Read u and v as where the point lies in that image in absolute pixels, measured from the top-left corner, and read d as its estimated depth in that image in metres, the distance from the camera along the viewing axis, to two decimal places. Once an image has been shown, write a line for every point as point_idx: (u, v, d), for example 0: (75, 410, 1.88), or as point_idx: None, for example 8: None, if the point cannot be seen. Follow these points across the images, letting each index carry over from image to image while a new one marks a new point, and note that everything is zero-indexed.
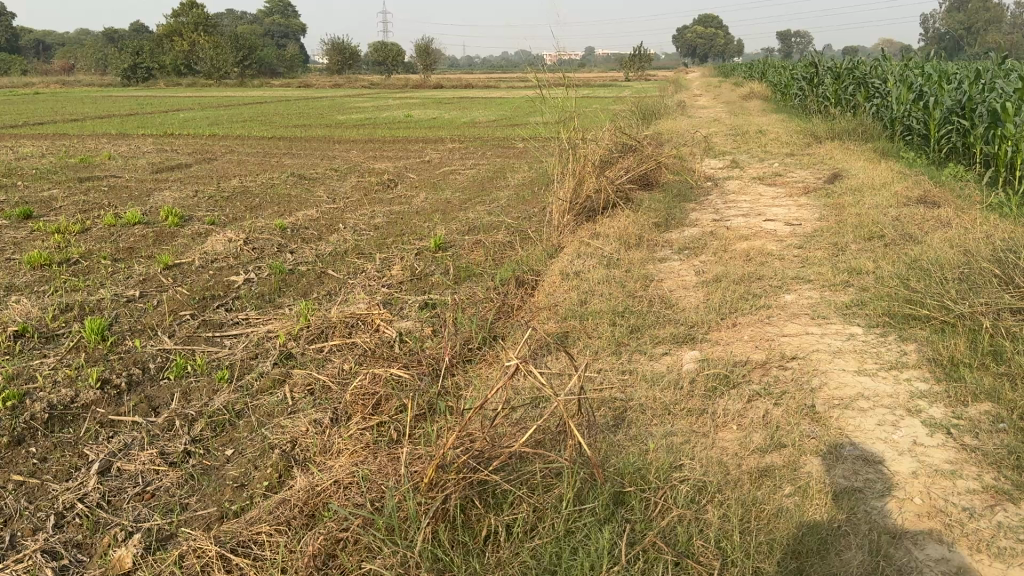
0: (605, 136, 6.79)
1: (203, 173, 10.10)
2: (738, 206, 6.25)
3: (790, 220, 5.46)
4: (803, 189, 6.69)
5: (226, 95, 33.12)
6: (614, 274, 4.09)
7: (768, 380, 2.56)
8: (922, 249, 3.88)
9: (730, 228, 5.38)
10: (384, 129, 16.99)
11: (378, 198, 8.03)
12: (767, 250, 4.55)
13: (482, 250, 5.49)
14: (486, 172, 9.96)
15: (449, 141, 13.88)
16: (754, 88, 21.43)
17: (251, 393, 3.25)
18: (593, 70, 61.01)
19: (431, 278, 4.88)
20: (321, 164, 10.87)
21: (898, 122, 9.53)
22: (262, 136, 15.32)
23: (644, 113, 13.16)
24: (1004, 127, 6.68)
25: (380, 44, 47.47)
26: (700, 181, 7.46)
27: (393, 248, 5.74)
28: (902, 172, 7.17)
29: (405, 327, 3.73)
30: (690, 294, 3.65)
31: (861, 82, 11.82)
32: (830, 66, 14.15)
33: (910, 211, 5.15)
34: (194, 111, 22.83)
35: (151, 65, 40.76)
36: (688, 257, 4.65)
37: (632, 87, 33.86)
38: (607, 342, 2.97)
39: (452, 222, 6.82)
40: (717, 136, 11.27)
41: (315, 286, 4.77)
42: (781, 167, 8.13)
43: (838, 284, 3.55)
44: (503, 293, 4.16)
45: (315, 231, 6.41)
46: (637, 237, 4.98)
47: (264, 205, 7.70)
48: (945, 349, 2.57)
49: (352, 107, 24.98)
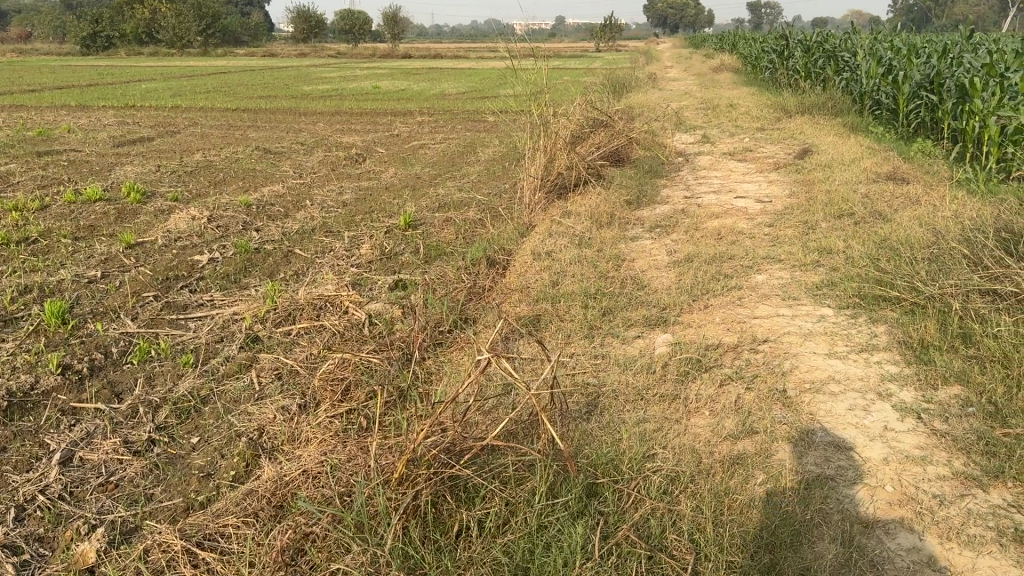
0: (576, 111, 6.74)
1: (166, 148, 9.88)
2: (709, 182, 6.25)
3: (761, 197, 5.46)
4: (773, 165, 6.70)
5: (189, 65, 32.47)
6: (585, 254, 4.06)
7: (739, 364, 2.56)
8: (892, 228, 3.90)
9: (702, 205, 5.37)
10: (352, 100, 16.75)
11: (346, 174, 7.92)
12: (739, 229, 4.55)
13: (453, 229, 5.43)
14: (456, 146, 9.86)
15: (419, 114, 13.71)
16: (725, 60, 21.44)
17: (216, 378, 3.18)
18: (563, 41, 60.68)
19: (401, 257, 4.82)
20: (287, 138, 10.68)
21: (868, 96, 9.58)
22: (226, 107, 15.04)
23: (615, 86, 13.10)
24: (972, 102, 6.73)
25: (348, 13, 46.71)
26: (671, 157, 7.44)
27: (362, 225, 5.66)
28: (872, 147, 7.21)
29: (374, 309, 3.68)
30: (661, 275, 3.64)
31: (830, 56, 11.85)
32: (799, 38, 14.16)
33: (879, 188, 5.17)
34: (157, 81, 22.33)
35: (111, 34, 39.79)
36: (660, 235, 4.64)
37: (602, 58, 33.71)
38: (578, 324, 2.95)
39: (422, 198, 6.74)
40: (688, 110, 11.25)
41: (282, 266, 4.69)
42: (751, 142, 8.14)
43: (809, 263, 3.56)
44: (474, 274, 4.12)
45: (282, 208, 6.30)
46: (609, 216, 4.96)
47: (229, 180, 7.55)
48: (916, 331, 2.58)
49: (320, 77, 24.61)
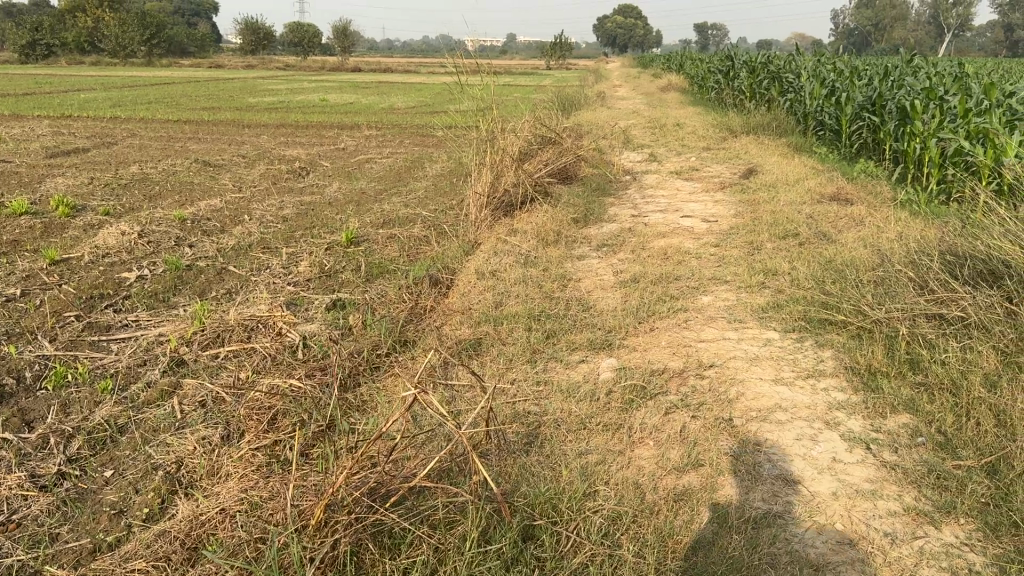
0: (524, 127, 6.67)
1: (101, 159, 9.54)
2: (656, 200, 6.23)
3: (707, 217, 5.45)
4: (719, 184, 6.72)
5: (131, 74, 31.76)
6: (531, 273, 3.95)
7: (685, 391, 2.46)
8: (837, 249, 3.89)
9: (649, 224, 5.33)
10: (298, 113, 16.48)
11: (288, 188, 7.72)
12: (685, 249, 4.50)
13: (396, 246, 5.29)
14: (403, 161, 9.72)
15: (366, 128, 13.54)
16: (672, 79, 21.75)
17: (136, 406, 2.99)
18: (513, 58, 61.10)
19: (341, 275, 4.66)
20: (229, 150, 10.43)
21: (811, 117, 9.73)
22: (167, 118, 14.67)
23: (564, 103, 13.12)
24: (913, 124, 6.87)
25: (297, 25, 46.29)
26: (618, 175, 7.41)
27: (302, 241, 5.49)
28: (816, 167, 7.29)
29: (309, 332, 3.52)
30: (607, 296, 3.55)
31: (774, 77, 12.05)
32: (745, 59, 14.38)
33: (823, 208, 5.20)
34: (96, 90, 21.71)
35: (51, 42, 38.69)
36: (607, 254, 4.57)
37: (552, 75, 33.93)
38: (519, 347, 2.83)
39: (366, 214, 6.59)
40: (636, 128, 11.32)
41: (215, 284, 4.49)
42: (698, 161, 8.16)
43: (755, 284, 3.50)
44: (415, 294, 3.99)
45: (218, 223, 6.08)
46: (555, 233, 4.87)
47: (165, 194, 7.28)
48: (863, 357, 2.53)
49: (266, 90, 24.22)
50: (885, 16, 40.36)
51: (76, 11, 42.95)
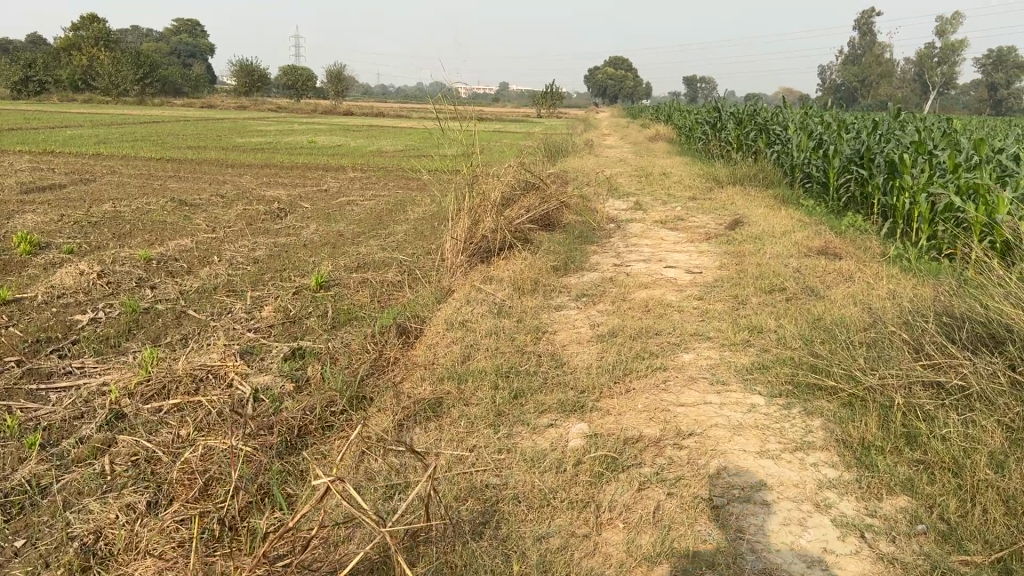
0: (506, 172, 6.52)
1: (75, 196, 9.31)
2: (640, 250, 6.05)
3: (691, 268, 5.28)
4: (704, 234, 6.56)
5: (121, 112, 31.70)
6: (503, 324, 3.74)
7: (661, 462, 2.23)
8: (825, 306, 3.71)
9: (631, 274, 5.14)
10: (284, 154, 16.36)
11: (264, 229, 7.50)
12: (667, 301, 4.30)
13: (368, 291, 5.08)
14: (385, 204, 9.54)
15: (351, 170, 13.41)
16: (660, 130, 21.87)
17: (63, 464, 2.72)
18: (503, 106, 61.70)
19: (306, 322, 4.43)
20: (209, 190, 10.23)
21: (798, 169, 9.67)
22: (150, 156, 14.49)
23: (551, 150, 13.05)
24: (902, 178, 6.79)
25: (290, 69, 46.64)
26: (602, 223, 7.25)
27: (270, 285, 5.26)
28: (803, 219, 7.17)
29: (263, 384, 3.28)
30: (582, 351, 3.33)
31: (761, 129, 12.04)
32: (732, 112, 14.43)
33: (811, 262, 5.03)
34: (83, 127, 21.58)
35: (44, 79, 38.72)
36: (586, 305, 4.36)
37: (543, 124, 34.18)
38: (483, 408, 2.61)
39: (340, 257, 6.38)
40: (622, 176, 11.23)
41: (172, 330, 4.24)
42: (683, 210, 8.02)
43: (739, 342, 3.30)
44: (380, 344, 3.76)
45: (186, 264, 5.85)
46: (533, 282, 4.67)
47: (135, 233, 7.05)
48: (856, 430, 2.32)
49: (255, 131, 24.18)
50: (870, 72, 41.06)
51: (70, 49, 43.12)
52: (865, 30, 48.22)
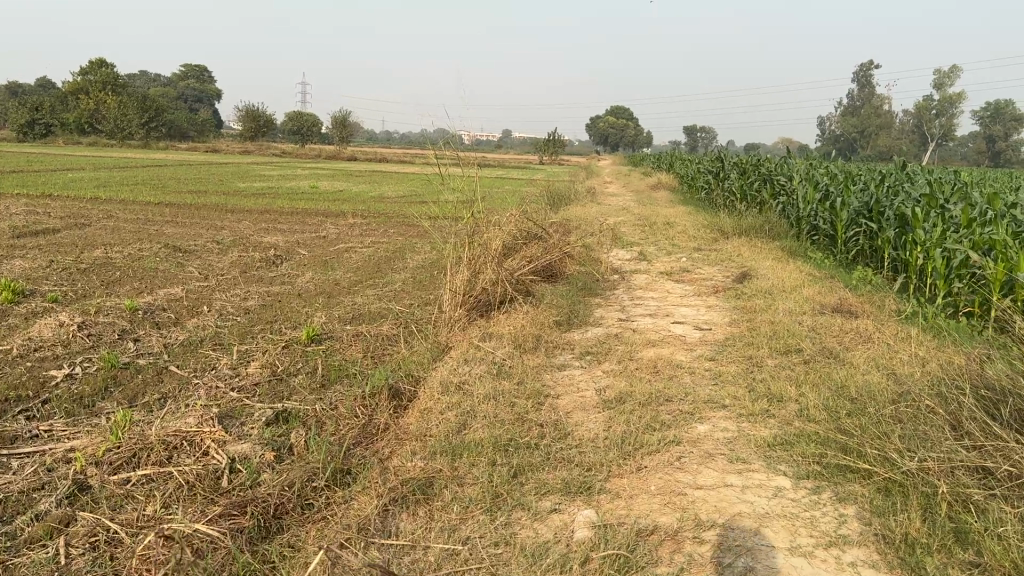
0: (507, 222, 6.33)
1: (69, 240, 9.14)
2: (646, 303, 5.83)
3: (700, 324, 5.04)
4: (711, 287, 6.35)
5: (125, 155, 31.79)
6: (503, 385, 3.49)
7: (679, 560, 1.98)
8: (848, 373, 3.47)
9: (637, 330, 4.91)
10: (284, 199, 16.24)
11: (258, 277, 7.30)
12: (677, 361, 4.06)
13: (362, 345, 4.84)
14: (384, 251, 9.35)
15: (351, 216, 13.26)
16: (661, 179, 21.84)
17: (14, 545, 2.46)
18: (505, 153, 62.21)
19: (294, 379, 4.19)
20: (204, 235, 10.05)
21: (804, 221, 9.51)
22: (149, 200, 14.36)
23: (553, 199, 12.92)
24: (914, 233, 6.61)
25: (295, 114, 47.03)
26: (606, 273, 7.04)
27: (259, 338, 5.02)
28: (813, 273, 6.97)
29: (241, 455, 3.04)
30: (588, 419, 3.08)
31: (765, 179, 11.92)
32: (735, 162, 14.36)
33: (826, 320, 4.80)
34: (85, 170, 21.56)
35: (50, 122, 38.97)
36: (590, 364, 4.12)
37: (545, 171, 34.30)
38: (479, 487, 2.36)
39: (335, 308, 6.16)
40: (626, 225, 11.06)
41: (150, 389, 4.00)
42: (688, 262, 7.82)
43: (758, 412, 3.05)
44: (371, 407, 3.51)
45: (173, 315, 5.63)
46: (535, 337, 4.44)
47: (124, 280, 6.84)
48: (898, 523, 2.07)
49: (258, 175, 24.18)
50: (869, 124, 41.38)
51: (78, 93, 43.61)
52: (864, 82, 48.72)
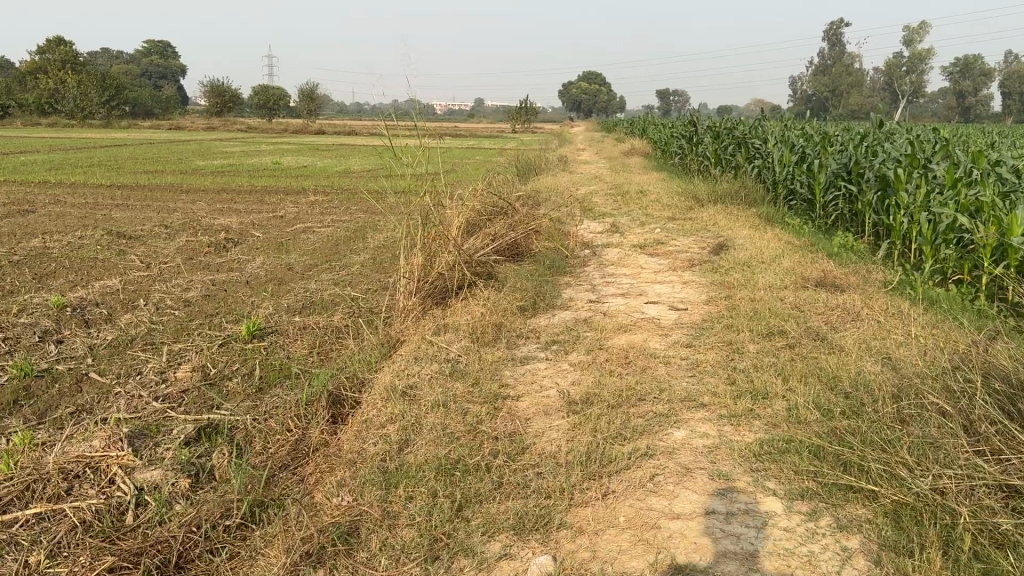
0: (467, 198, 5.90)
1: (6, 228, 8.56)
2: (617, 280, 5.45)
3: (676, 303, 4.67)
4: (686, 260, 5.98)
5: (84, 137, 30.80)
6: (456, 387, 3.09)
7: None
8: (839, 363, 3.12)
9: (608, 312, 4.53)
10: (246, 177, 15.63)
11: (205, 264, 6.81)
12: (650, 349, 3.68)
13: (308, 340, 4.42)
14: (345, 230, 8.88)
15: (313, 193, 12.73)
16: (634, 144, 21.41)
17: None
18: (476, 122, 61.34)
19: (228, 385, 3.77)
20: (153, 219, 9.51)
21: (781, 185, 9.19)
22: (101, 183, 13.70)
23: (523, 169, 12.48)
24: (897, 195, 6.29)
25: (261, 89, 45.93)
26: (575, 249, 6.63)
27: (196, 335, 4.59)
28: (792, 241, 6.64)
29: (151, 484, 2.63)
30: (549, 428, 2.70)
31: (740, 143, 11.56)
32: (708, 124, 13.97)
33: (810, 297, 4.44)
34: (39, 153, 20.71)
35: (6, 103, 37.66)
36: (556, 354, 3.74)
37: (516, 140, 33.71)
38: (414, 531, 1.97)
39: (284, 296, 5.72)
40: (598, 195, 10.66)
41: (65, 403, 3.56)
42: (662, 233, 7.43)
43: (741, 414, 2.69)
44: (305, 419, 3.11)
45: (106, 311, 5.16)
46: (495, 327, 4.04)
47: (58, 271, 6.33)
48: (914, 564, 1.72)
49: (221, 152, 23.43)
50: (840, 82, 41.19)
51: (35, 72, 42.27)
52: (835, 41, 48.36)
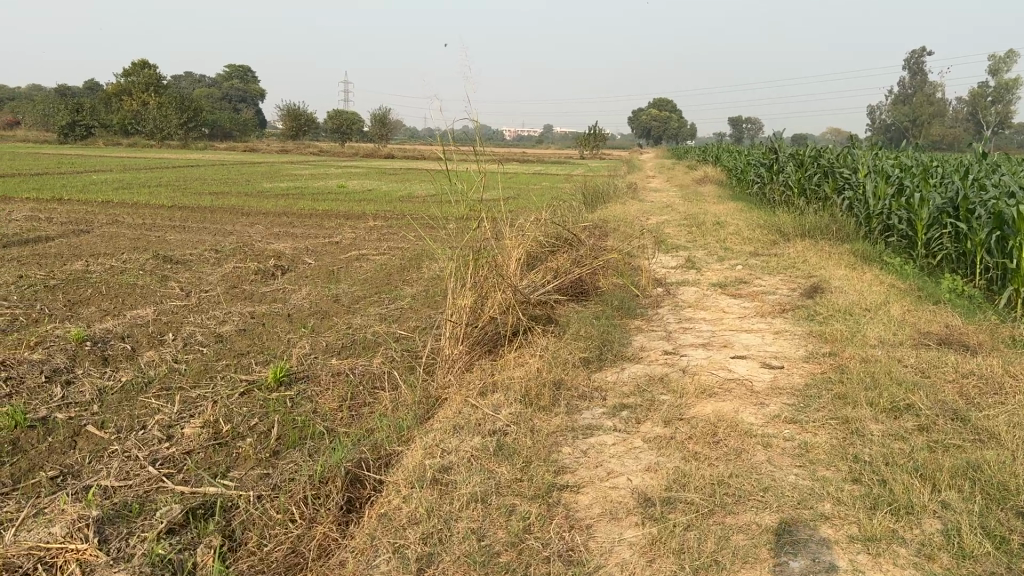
0: (529, 228, 5.30)
1: (56, 249, 8.30)
2: (697, 326, 4.76)
3: (769, 359, 3.96)
4: (776, 304, 5.25)
5: (159, 156, 31.40)
6: (500, 472, 2.47)
7: None
8: (1000, 464, 2.40)
9: (688, 367, 3.85)
10: (308, 200, 15.39)
11: (247, 294, 6.36)
12: (743, 423, 2.99)
13: (340, 389, 3.86)
14: (400, 258, 8.38)
15: (373, 218, 12.33)
16: (708, 172, 20.56)
17: None
18: (543, 148, 61.06)
19: (239, 447, 3.22)
20: (205, 242, 9.18)
21: (876, 219, 8.36)
22: (163, 204, 13.58)
23: (591, 197, 11.86)
24: (1018, 236, 5.45)
25: (334, 113, 46.52)
26: (648, 287, 5.95)
27: (218, 381, 4.08)
28: (895, 285, 5.85)
29: None
30: (619, 544, 2.05)
31: (827, 172, 10.74)
32: (790, 152, 13.16)
33: (936, 360, 3.68)
34: (113, 171, 20.91)
35: (91, 123, 38.89)
36: (628, 424, 3.08)
37: (585, 166, 33.09)
38: None
39: (325, 333, 5.20)
40: (671, 226, 9.95)
41: (51, 463, 3.05)
42: (744, 270, 6.70)
43: (880, 539, 2.00)
44: (314, 505, 2.52)
45: (130, 347, 4.71)
46: (554, 386, 3.41)
47: (92, 298, 5.94)
48: None
49: (289, 174, 23.38)
50: (922, 113, 39.55)
51: (121, 94, 43.56)
52: (916, 69, 46.54)
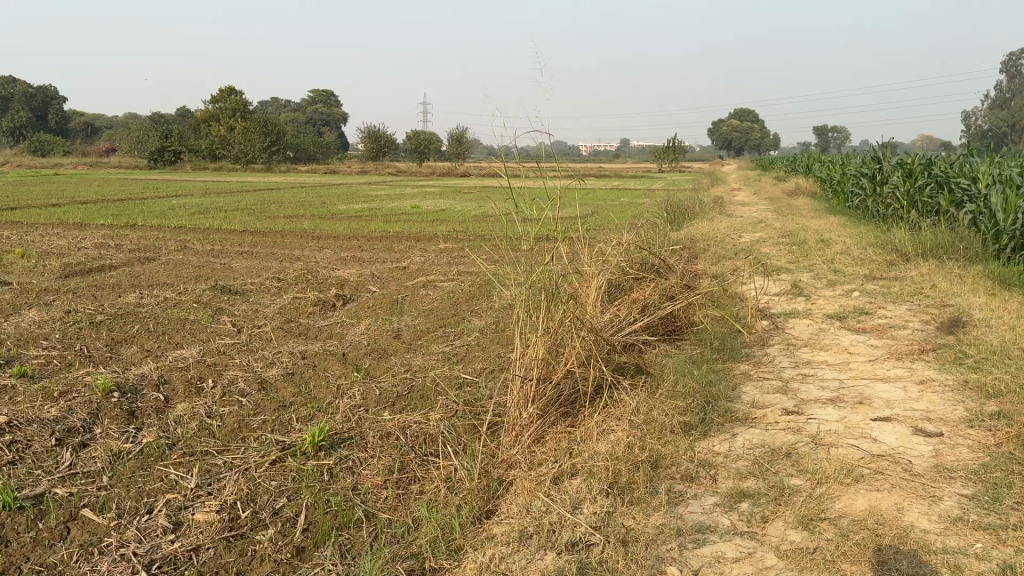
0: (611, 256, 4.56)
1: (116, 279, 7.97)
2: (818, 374, 3.94)
3: (921, 423, 3.13)
4: (912, 344, 4.37)
5: (242, 180, 31.78)
6: None
7: None
8: None
9: (819, 435, 3.04)
10: (381, 221, 14.96)
11: (302, 330, 5.82)
12: (914, 532, 2.20)
13: (388, 458, 3.20)
14: (470, 285, 7.73)
15: (446, 240, 11.77)
16: (799, 183, 19.34)
17: None
18: (620, 163, 60.09)
19: (254, 543, 2.59)
20: (268, 270, 8.74)
21: (1008, 236, 7.29)
22: (235, 228, 13.35)
23: (676, 215, 11.03)
24: None
25: (412, 134, 46.66)
26: (752, 320, 5.13)
27: (250, 443, 3.47)
28: None
29: None
30: None
31: (942, 182, 9.64)
32: (896, 161, 12.03)
33: None
34: (193, 196, 21.01)
35: (178, 149, 39.89)
36: (752, 524, 2.32)
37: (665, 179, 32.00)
38: None
39: (380, 378, 4.57)
40: (767, 244, 9.05)
41: (27, 565, 2.48)
42: (862, 298, 5.80)
43: None
44: None
45: (162, 397, 4.17)
46: (650, 467, 2.67)
47: (136, 337, 5.48)
48: None
49: (365, 195, 23.16)
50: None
51: (208, 120, 44.53)
52: (1017, 70, 43.76)
